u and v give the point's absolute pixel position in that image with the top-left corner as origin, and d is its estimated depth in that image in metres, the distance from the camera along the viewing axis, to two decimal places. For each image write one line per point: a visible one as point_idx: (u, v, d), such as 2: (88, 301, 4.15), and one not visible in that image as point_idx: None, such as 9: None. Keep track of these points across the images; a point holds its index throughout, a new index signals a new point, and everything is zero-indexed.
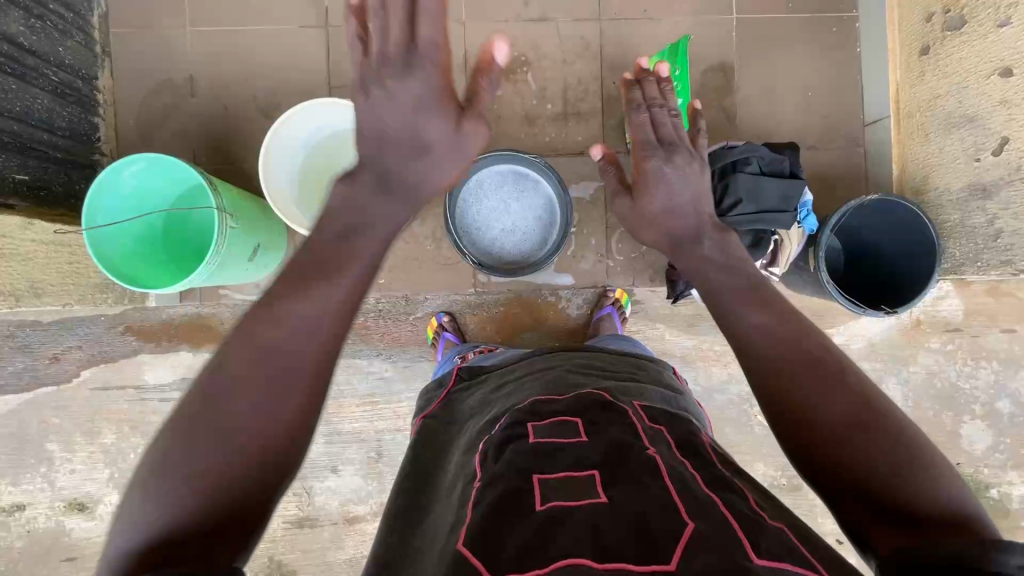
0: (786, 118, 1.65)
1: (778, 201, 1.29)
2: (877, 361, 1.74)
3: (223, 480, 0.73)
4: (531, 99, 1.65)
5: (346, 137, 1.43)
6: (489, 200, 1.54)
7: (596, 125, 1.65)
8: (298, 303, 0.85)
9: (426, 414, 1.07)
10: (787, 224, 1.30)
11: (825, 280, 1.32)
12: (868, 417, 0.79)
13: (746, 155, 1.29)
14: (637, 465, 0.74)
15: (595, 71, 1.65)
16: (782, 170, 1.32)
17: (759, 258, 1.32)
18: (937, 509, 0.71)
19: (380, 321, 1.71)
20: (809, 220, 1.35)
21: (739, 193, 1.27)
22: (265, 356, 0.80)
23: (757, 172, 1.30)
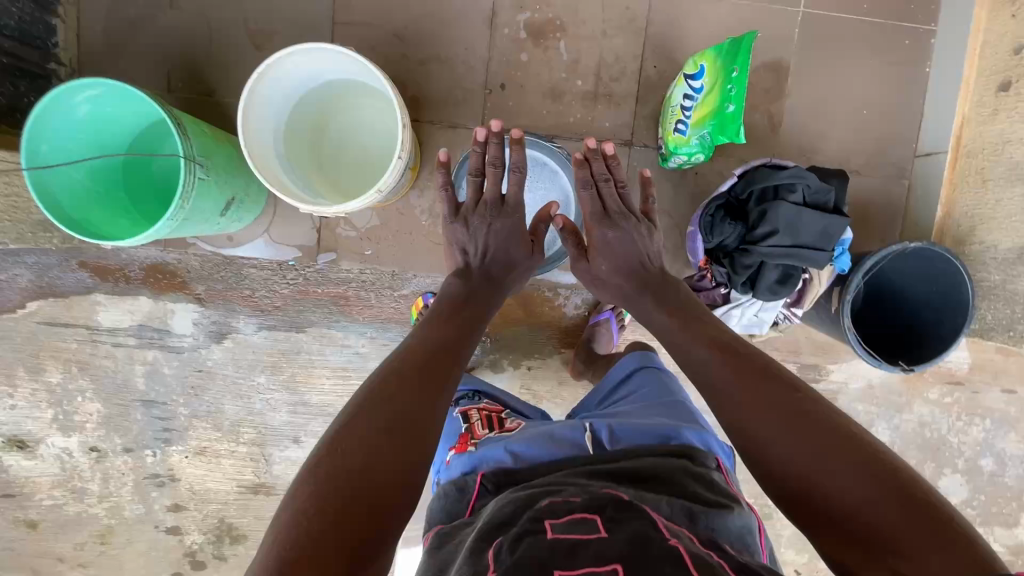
0: (834, 136, 1.50)
1: (819, 237, 1.16)
2: (872, 404, 1.68)
3: (340, 517, 0.69)
4: (560, 71, 1.46)
5: (346, 91, 1.24)
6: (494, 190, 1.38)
7: (627, 112, 1.48)
8: (422, 357, 0.93)
9: (440, 528, 0.85)
10: (823, 264, 1.18)
11: (847, 328, 1.22)
12: (835, 447, 0.76)
13: (793, 180, 1.15)
14: (659, 555, 0.66)
15: (636, 49, 1.46)
16: (827, 201, 1.18)
17: (784, 296, 1.20)
18: (933, 535, 0.66)
19: (361, 293, 1.57)
20: (843, 259, 1.23)
21: (778, 223, 1.14)
22: (385, 399, 0.83)
23: (800, 201, 1.16)
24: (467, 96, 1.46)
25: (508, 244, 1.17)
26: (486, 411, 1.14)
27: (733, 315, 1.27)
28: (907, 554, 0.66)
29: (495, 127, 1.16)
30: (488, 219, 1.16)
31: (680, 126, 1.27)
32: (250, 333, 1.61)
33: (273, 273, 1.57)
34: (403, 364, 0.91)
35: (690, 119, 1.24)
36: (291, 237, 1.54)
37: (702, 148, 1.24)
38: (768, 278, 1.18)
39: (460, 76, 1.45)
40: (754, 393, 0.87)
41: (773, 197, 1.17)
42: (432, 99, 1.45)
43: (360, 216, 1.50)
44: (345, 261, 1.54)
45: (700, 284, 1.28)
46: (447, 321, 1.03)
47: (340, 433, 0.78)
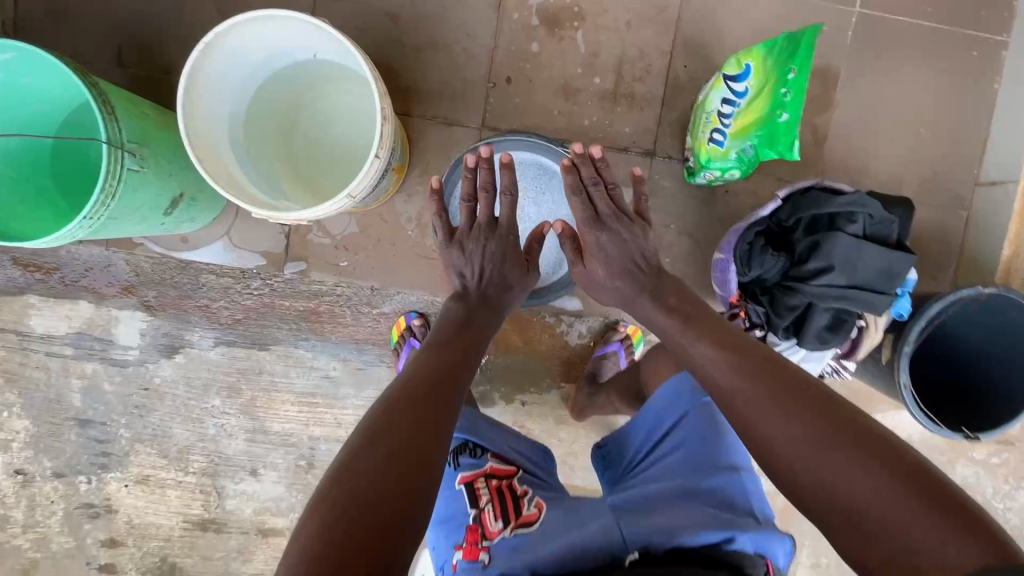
0: (886, 157, 1.31)
1: (882, 276, 0.97)
2: None
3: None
4: (576, 66, 1.26)
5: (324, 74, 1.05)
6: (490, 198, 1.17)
7: (650, 117, 1.28)
8: (421, 376, 0.77)
9: None
10: (884, 309, 0.98)
11: (903, 386, 1.03)
12: (833, 426, 0.63)
13: (851, 208, 0.95)
14: None
15: (664, 45, 1.27)
16: (889, 235, 0.98)
17: (834, 345, 1.01)
18: (946, 519, 0.54)
19: (335, 309, 1.37)
20: (901, 302, 1.05)
21: (835, 257, 0.95)
22: (375, 423, 0.68)
23: (858, 234, 0.97)
24: (467, 89, 1.26)
25: (505, 266, 0.96)
26: (494, 481, 0.89)
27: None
28: (917, 539, 0.55)
29: (488, 151, 0.94)
30: (481, 241, 0.95)
31: (715, 135, 1.07)
32: (206, 349, 1.40)
33: (235, 281, 1.37)
34: (406, 395, 0.73)
35: (728, 129, 1.04)
36: (257, 241, 1.34)
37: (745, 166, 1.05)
38: (816, 322, 0.98)
39: (460, 65, 1.25)
40: (739, 376, 0.73)
41: (825, 227, 0.98)
42: (425, 91, 1.25)
43: (337, 221, 1.30)
44: (318, 272, 1.34)
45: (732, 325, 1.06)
46: (444, 343, 0.85)
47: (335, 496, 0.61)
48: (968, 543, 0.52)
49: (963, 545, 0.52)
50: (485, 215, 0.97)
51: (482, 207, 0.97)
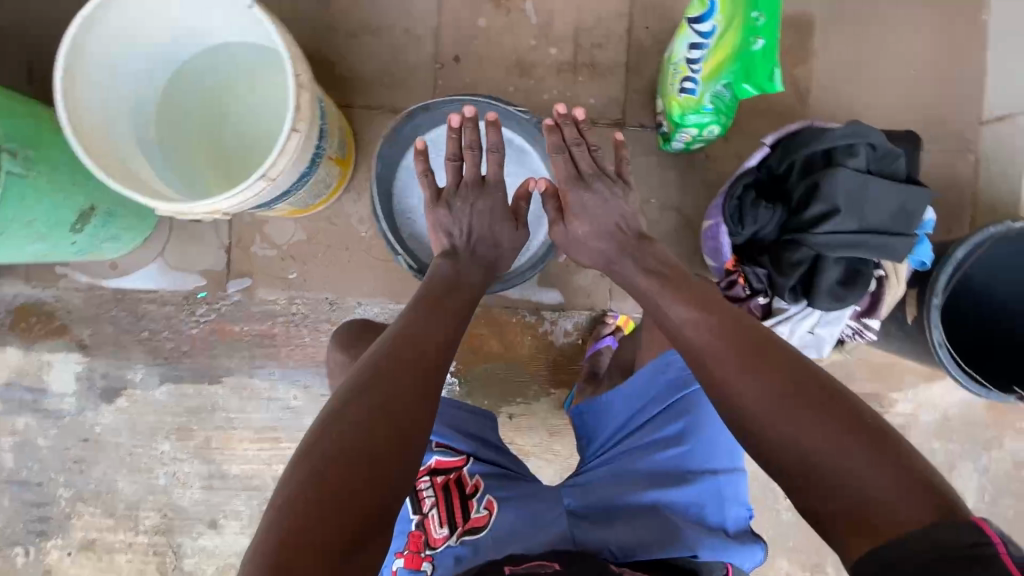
0: (877, 104, 1.20)
1: (896, 215, 0.84)
2: (950, 441, 1.32)
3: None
4: (528, 38, 1.16)
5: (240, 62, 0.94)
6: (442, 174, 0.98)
7: (615, 85, 1.17)
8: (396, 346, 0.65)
9: None
10: (903, 255, 0.85)
11: (937, 343, 0.90)
12: (800, 381, 0.56)
13: (850, 140, 0.83)
14: None
15: (621, 7, 1.17)
16: (897, 170, 0.86)
17: (851, 303, 0.86)
18: (907, 480, 0.49)
19: (291, 330, 1.23)
20: (923, 248, 0.90)
21: (839, 197, 0.82)
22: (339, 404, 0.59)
23: (863, 169, 0.84)
24: (413, 73, 1.15)
25: (498, 225, 0.84)
26: (440, 477, 0.75)
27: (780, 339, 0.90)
28: (872, 503, 0.49)
29: (473, 111, 0.84)
30: (469, 201, 0.83)
31: (686, 84, 0.95)
32: (151, 388, 1.25)
33: (178, 308, 1.23)
34: (392, 354, 0.63)
35: (699, 74, 0.93)
36: (195, 261, 1.20)
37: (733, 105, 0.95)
38: (827, 277, 0.85)
39: (402, 48, 1.15)
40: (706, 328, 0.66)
41: (823, 165, 0.85)
42: (367, 79, 1.15)
43: (281, 230, 1.16)
44: (264, 289, 1.19)
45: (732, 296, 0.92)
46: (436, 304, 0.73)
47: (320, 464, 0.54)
48: (921, 504, 0.47)
49: (921, 505, 0.47)
50: (470, 173, 0.84)
51: (468, 165, 0.84)
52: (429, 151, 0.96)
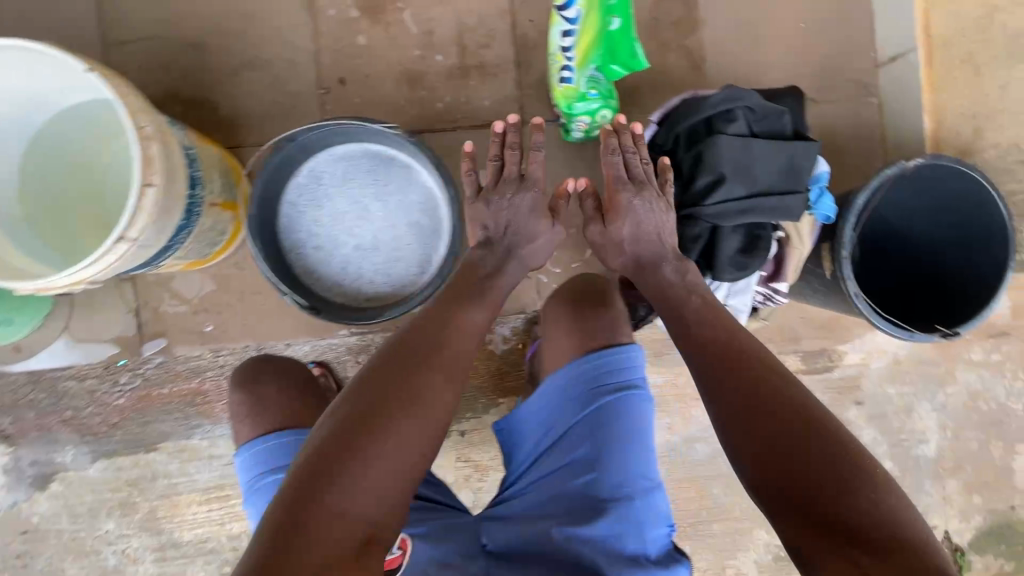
0: (773, 62, 1.19)
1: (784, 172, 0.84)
2: (904, 384, 1.31)
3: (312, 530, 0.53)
4: (412, 49, 1.13)
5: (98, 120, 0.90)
6: (329, 203, 0.89)
7: (509, 82, 1.15)
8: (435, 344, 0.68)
9: None
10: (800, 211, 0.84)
11: (854, 294, 0.89)
12: (810, 424, 0.60)
13: (728, 106, 0.82)
14: None
15: (501, 4, 1.14)
16: (782, 128, 0.85)
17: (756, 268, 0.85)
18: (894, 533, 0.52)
19: (220, 383, 1.18)
20: (824, 203, 0.91)
21: (723, 162, 0.81)
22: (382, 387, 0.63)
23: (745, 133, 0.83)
24: (299, 102, 1.12)
25: (532, 222, 0.83)
26: None
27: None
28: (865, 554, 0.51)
29: (518, 117, 0.85)
30: (507, 194, 0.83)
31: (564, 73, 0.93)
32: (85, 467, 1.20)
33: (100, 380, 1.18)
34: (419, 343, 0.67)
35: (573, 62, 0.90)
36: (106, 329, 1.15)
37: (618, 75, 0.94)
38: (727, 246, 0.84)
39: (284, 78, 1.11)
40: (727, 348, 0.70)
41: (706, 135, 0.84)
42: (253, 115, 1.11)
43: (189, 283, 1.12)
44: (183, 346, 1.14)
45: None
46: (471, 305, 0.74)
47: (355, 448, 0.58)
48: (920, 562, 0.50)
49: (918, 559, 0.50)
50: (509, 171, 0.85)
51: (506, 164, 0.86)
52: (311, 181, 0.88)
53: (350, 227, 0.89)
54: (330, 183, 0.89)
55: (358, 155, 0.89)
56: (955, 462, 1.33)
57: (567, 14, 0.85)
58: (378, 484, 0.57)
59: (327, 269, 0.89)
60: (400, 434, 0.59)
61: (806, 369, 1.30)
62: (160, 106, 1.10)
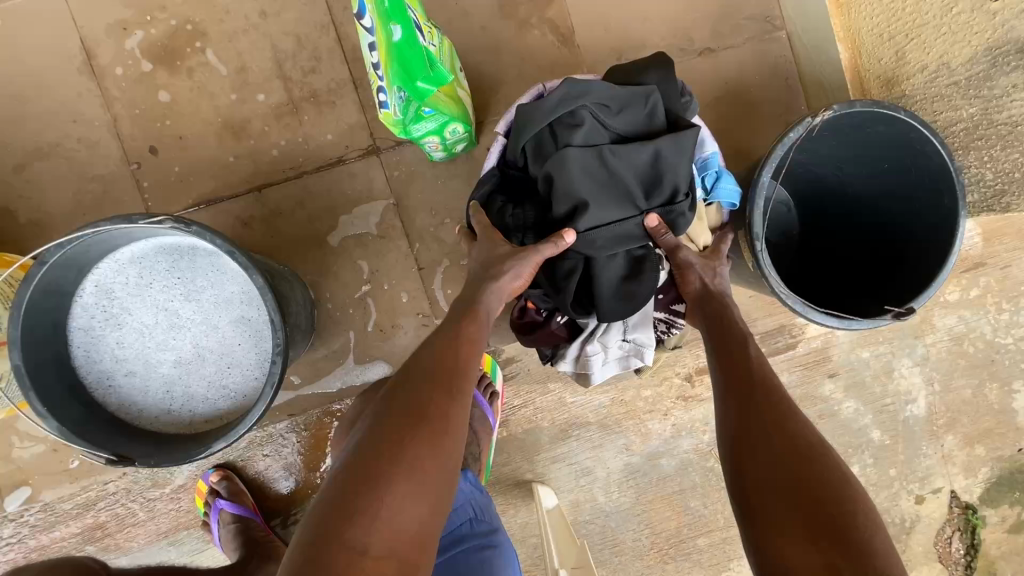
0: (653, 16, 1.01)
1: (651, 177, 0.74)
2: (877, 343, 1.16)
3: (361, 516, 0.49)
4: (226, 93, 0.95)
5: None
6: (132, 319, 0.73)
7: (351, 107, 0.97)
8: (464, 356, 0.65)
9: None
10: (681, 223, 0.75)
11: (779, 293, 0.73)
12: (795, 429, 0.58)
13: (569, 106, 0.72)
14: None
15: (318, 16, 0.96)
16: (640, 117, 0.75)
17: (646, 299, 0.77)
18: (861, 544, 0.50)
19: (108, 518, 1.03)
20: (725, 187, 0.79)
21: (574, 185, 0.73)
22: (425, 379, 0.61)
23: (593, 136, 0.74)
24: (109, 186, 0.94)
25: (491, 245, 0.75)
26: None
27: (597, 356, 0.86)
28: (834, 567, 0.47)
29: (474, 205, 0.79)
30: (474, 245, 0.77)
31: (380, 96, 0.75)
32: None
33: None
34: (435, 367, 0.63)
35: (386, 84, 0.72)
36: None
37: (428, 93, 0.77)
38: (608, 279, 0.76)
39: (85, 162, 0.94)
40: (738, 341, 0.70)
41: (553, 144, 0.74)
42: (58, 214, 0.93)
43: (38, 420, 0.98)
44: (53, 489, 1.00)
45: (529, 322, 0.88)
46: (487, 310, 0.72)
47: (380, 474, 0.52)
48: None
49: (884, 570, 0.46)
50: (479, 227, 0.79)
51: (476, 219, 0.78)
52: (99, 300, 0.72)
53: (163, 341, 0.73)
54: (125, 296, 0.72)
55: (151, 255, 0.72)
56: (950, 416, 1.18)
57: (363, 24, 0.67)
58: (408, 514, 0.51)
59: (148, 399, 0.74)
60: (426, 461, 0.54)
61: (766, 351, 1.15)
62: None
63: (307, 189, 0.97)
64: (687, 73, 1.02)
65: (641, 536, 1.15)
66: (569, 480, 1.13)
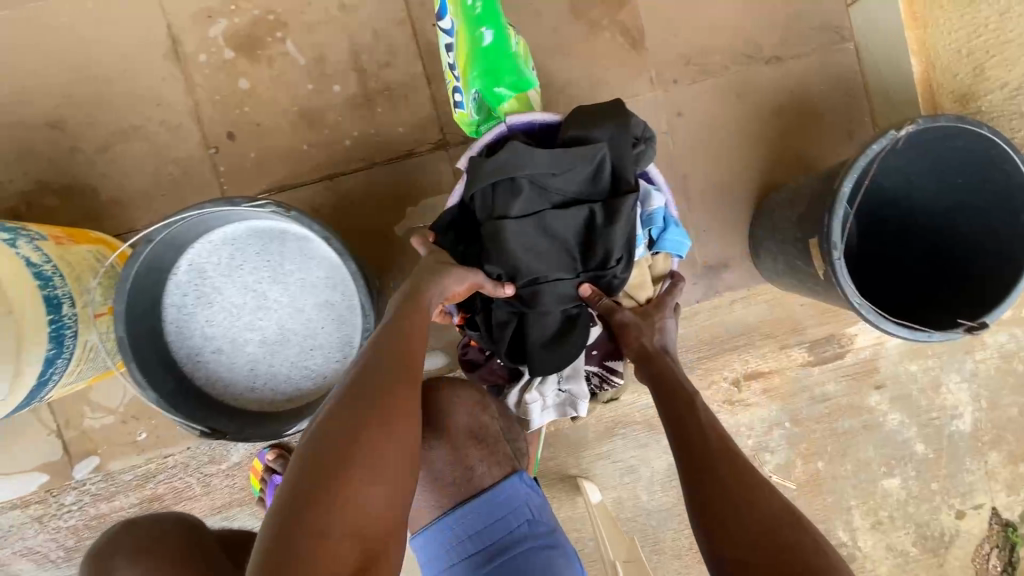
0: (724, 23, 1.02)
1: (587, 237, 0.78)
2: (926, 358, 1.17)
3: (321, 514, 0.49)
4: (303, 83, 0.97)
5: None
6: (218, 299, 0.76)
7: (422, 101, 0.99)
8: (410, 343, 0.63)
9: None
10: (615, 286, 0.79)
11: (853, 301, 0.75)
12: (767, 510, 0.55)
13: (507, 167, 0.75)
14: None
15: (396, 11, 0.97)
16: (583, 174, 0.76)
17: (576, 352, 0.83)
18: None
19: (173, 485, 1.06)
20: (671, 238, 0.83)
21: (510, 246, 0.76)
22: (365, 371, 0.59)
23: (533, 195, 0.76)
24: (186, 168, 0.97)
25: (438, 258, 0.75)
26: None
27: (535, 404, 0.88)
28: None
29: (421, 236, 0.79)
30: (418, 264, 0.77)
31: (456, 96, 0.88)
32: None
33: (42, 508, 1.05)
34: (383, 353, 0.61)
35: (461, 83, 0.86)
36: (26, 458, 1.03)
37: (505, 99, 0.83)
38: (538, 335, 0.82)
39: (165, 145, 0.97)
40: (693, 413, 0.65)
41: (495, 199, 0.77)
42: (138, 194, 0.97)
43: (109, 392, 1.02)
44: (118, 460, 1.04)
45: (472, 360, 0.92)
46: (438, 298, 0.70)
47: (344, 464, 0.52)
48: None
49: None
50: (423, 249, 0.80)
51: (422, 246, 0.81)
52: (195, 279, 0.75)
53: (250, 321, 0.76)
54: (216, 276, 0.75)
55: (243, 237, 0.75)
56: (996, 434, 1.18)
57: (444, 28, 0.86)
58: (375, 499, 0.52)
59: (234, 375, 0.76)
60: (385, 445, 0.54)
61: (815, 360, 1.16)
62: (31, 201, 0.96)
63: (376, 180, 0.99)
64: (754, 81, 1.03)
65: (680, 536, 1.16)
66: (612, 477, 1.15)
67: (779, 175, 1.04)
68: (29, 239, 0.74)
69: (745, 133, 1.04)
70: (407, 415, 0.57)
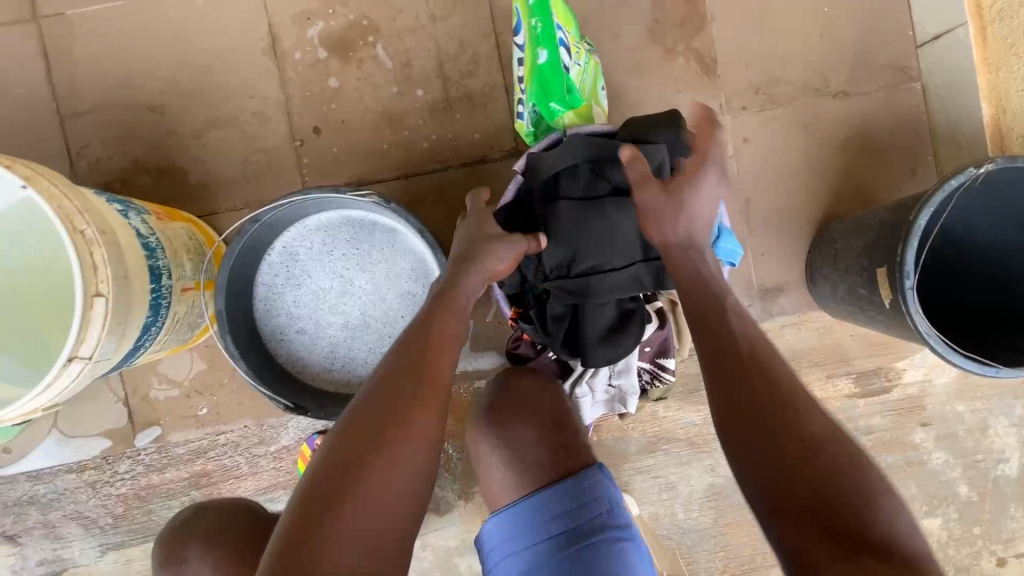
0: (795, 56, 1.05)
1: None
2: (975, 399, 1.16)
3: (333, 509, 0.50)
4: (389, 85, 1.02)
5: (42, 230, 0.77)
6: (306, 282, 0.80)
7: (499, 110, 1.03)
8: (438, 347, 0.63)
9: None
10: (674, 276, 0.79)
11: (924, 333, 0.76)
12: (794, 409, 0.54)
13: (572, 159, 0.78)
14: None
15: (482, 25, 1.03)
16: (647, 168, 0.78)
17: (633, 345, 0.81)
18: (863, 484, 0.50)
19: (223, 462, 1.08)
20: (725, 245, 0.83)
21: (574, 234, 0.77)
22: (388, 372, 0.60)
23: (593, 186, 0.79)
24: (272, 158, 1.02)
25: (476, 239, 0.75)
26: None
27: (585, 398, 0.94)
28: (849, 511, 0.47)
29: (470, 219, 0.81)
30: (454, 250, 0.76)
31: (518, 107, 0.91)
32: (92, 561, 1.09)
33: (98, 472, 1.08)
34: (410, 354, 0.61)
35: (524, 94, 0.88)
36: (91, 423, 1.07)
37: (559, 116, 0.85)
38: (593, 329, 0.80)
39: (254, 134, 1.02)
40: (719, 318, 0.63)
41: (557, 190, 0.80)
42: (225, 179, 1.02)
43: (177, 365, 1.06)
44: (178, 432, 1.07)
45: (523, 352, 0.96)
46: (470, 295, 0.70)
47: (357, 471, 0.53)
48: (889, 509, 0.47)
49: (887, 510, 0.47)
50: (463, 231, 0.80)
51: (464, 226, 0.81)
52: (289, 260, 0.79)
53: (334, 305, 0.80)
54: (308, 259, 0.80)
55: (336, 225, 0.79)
56: None
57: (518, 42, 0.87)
58: (382, 511, 0.52)
59: (314, 355, 0.80)
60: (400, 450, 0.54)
61: (861, 392, 1.16)
62: (125, 178, 1.01)
63: (451, 182, 1.03)
64: (821, 113, 1.06)
65: (714, 558, 1.15)
66: (650, 492, 1.15)
67: (840, 206, 1.06)
68: (138, 212, 0.78)
69: (809, 163, 1.06)
70: (425, 421, 0.57)
